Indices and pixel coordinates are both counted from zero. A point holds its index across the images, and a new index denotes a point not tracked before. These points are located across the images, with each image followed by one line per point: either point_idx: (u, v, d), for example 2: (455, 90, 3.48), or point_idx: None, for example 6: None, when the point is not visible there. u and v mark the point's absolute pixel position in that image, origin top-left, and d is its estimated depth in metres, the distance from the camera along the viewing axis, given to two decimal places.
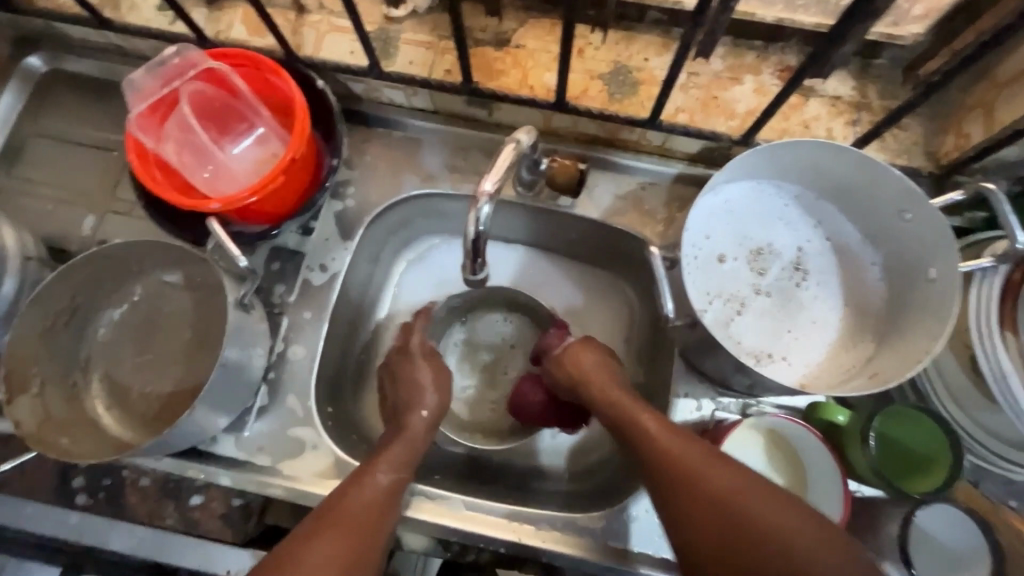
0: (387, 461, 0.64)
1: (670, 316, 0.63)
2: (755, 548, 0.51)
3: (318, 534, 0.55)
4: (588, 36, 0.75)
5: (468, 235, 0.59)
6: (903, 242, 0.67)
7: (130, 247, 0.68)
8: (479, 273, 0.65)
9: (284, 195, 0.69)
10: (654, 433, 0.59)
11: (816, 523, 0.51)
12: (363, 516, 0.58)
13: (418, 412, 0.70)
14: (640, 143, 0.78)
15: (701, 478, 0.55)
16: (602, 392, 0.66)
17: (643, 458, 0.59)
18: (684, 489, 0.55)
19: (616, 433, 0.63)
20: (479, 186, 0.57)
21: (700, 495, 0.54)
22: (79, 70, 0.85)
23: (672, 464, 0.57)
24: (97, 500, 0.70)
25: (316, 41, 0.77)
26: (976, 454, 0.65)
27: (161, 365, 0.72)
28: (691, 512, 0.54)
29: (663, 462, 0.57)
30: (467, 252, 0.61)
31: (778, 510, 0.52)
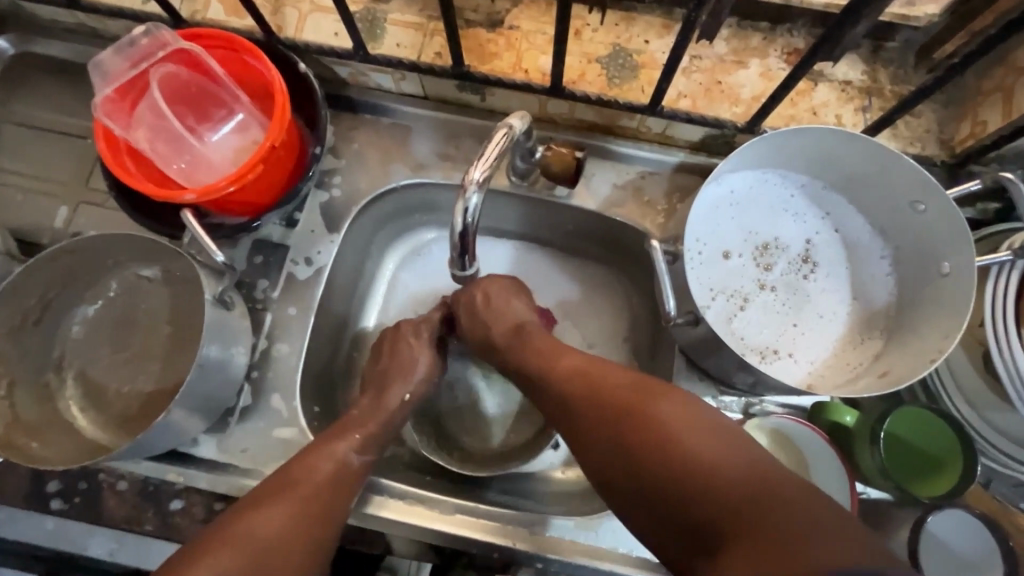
0: (362, 442, 0.62)
1: (672, 314, 0.60)
2: (657, 453, 0.47)
3: (269, 503, 0.53)
4: (586, 16, 0.71)
5: (457, 229, 0.56)
6: (916, 234, 0.64)
7: (103, 241, 0.65)
8: (470, 269, 0.61)
9: (264, 186, 0.65)
10: (575, 369, 0.58)
11: (728, 432, 0.48)
12: (318, 484, 0.56)
13: (400, 393, 0.69)
14: (639, 131, 0.74)
15: (615, 396, 0.53)
16: (522, 337, 0.65)
17: (563, 388, 0.57)
18: (597, 412, 0.53)
19: (537, 378, 0.61)
20: (469, 175, 0.54)
21: (619, 416, 0.51)
22: (49, 53, 0.80)
23: (589, 389, 0.55)
24: (73, 504, 0.66)
25: (299, 22, 0.73)
26: (988, 456, 0.62)
27: (138, 363, 0.69)
28: (605, 438, 0.52)
29: (585, 392, 0.55)
30: (456, 244, 0.58)
31: (691, 420, 0.48)
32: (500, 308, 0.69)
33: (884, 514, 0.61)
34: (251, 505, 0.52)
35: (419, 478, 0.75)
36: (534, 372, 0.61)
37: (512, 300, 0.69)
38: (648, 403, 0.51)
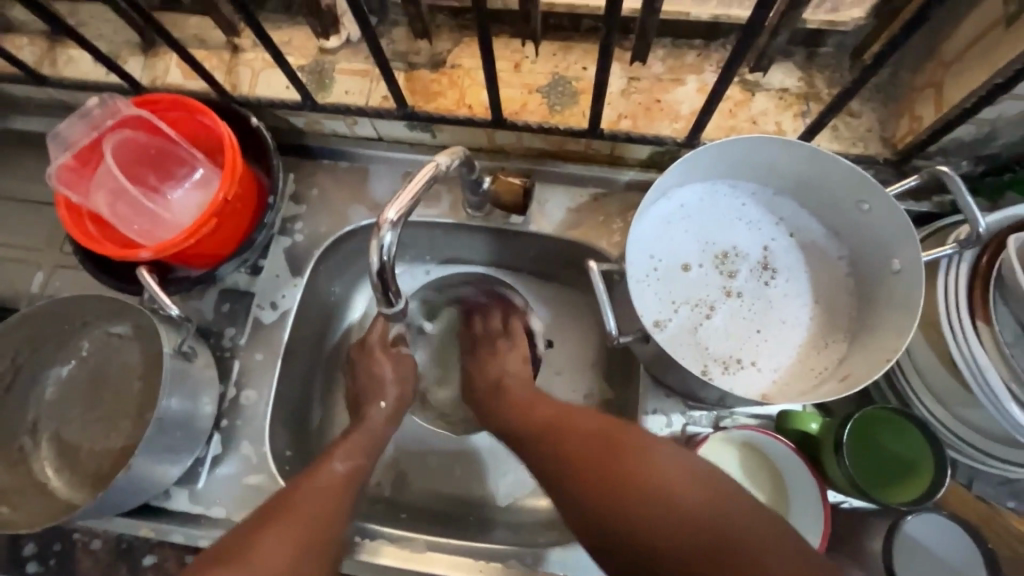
0: (345, 450, 0.63)
1: (615, 333, 0.59)
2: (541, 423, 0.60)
3: (271, 528, 0.53)
4: (523, 50, 0.73)
5: (373, 266, 0.56)
6: (868, 229, 0.63)
7: (69, 303, 0.67)
8: (396, 304, 0.62)
9: (221, 237, 0.68)
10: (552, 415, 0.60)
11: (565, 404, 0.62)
12: (316, 507, 0.56)
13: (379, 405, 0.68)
14: (589, 154, 0.76)
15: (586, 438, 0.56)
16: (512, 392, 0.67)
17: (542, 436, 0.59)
18: (567, 450, 0.55)
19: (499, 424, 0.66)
20: (382, 214, 0.55)
21: (584, 455, 0.54)
22: (25, 128, 0.85)
23: (563, 436, 0.57)
24: (48, 566, 0.66)
25: (251, 79, 0.76)
26: (971, 458, 0.60)
27: (111, 419, 0.70)
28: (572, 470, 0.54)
29: (562, 436, 0.57)
30: (377, 284, 0.58)
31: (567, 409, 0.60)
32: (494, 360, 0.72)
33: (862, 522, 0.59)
34: (250, 534, 0.52)
35: (395, 516, 0.75)
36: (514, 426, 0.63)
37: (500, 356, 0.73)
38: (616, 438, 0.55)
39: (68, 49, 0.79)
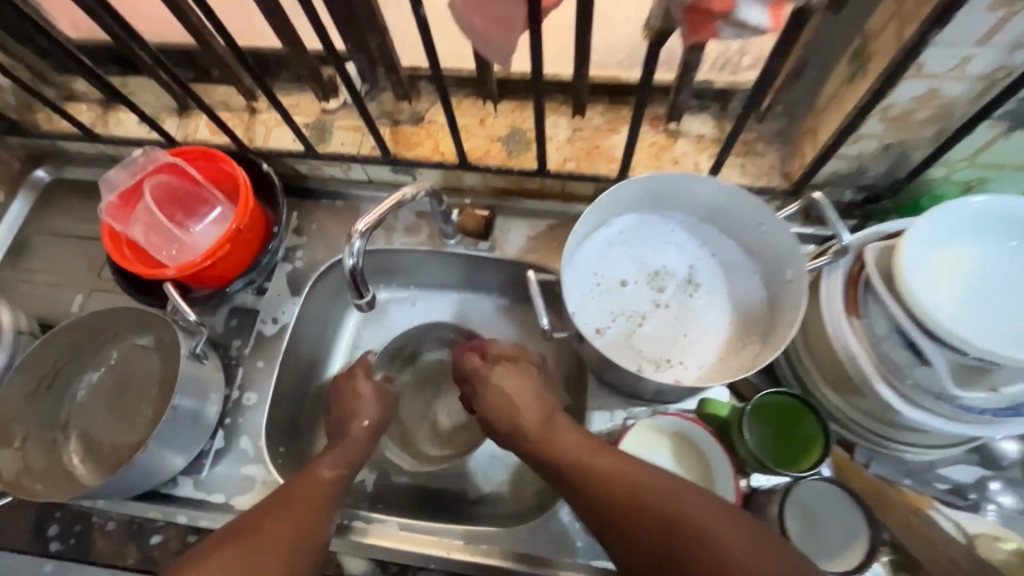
0: (332, 458, 0.72)
1: (546, 328, 0.72)
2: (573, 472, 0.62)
3: (268, 523, 0.63)
4: (487, 107, 0.88)
5: (346, 267, 0.70)
6: (771, 248, 0.76)
7: (105, 315, 0.80)
8: (365, 298, 0.75)
9: (233, 260, 0.82)
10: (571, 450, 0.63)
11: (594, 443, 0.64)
12: (308, 506, 0.66)
13: (359, 417, 0.79)
14: (544, 191, 0.90)
15: (619, 483, 0.59)
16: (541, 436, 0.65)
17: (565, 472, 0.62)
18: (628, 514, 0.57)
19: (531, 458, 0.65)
20: (354, 226, 0.68)
21: (623, 499, 0.58)
22: (77, 178, 1.02)
23: (599, 480, 0.60)
24: (68, 545, 0.75)
25: (265, 134, 0.92)
26: (867, 441, 0.69)
27: (133, 417, 0.82)
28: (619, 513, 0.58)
29: (598, 478, 0.60)
30: (350, 284, 0.72)
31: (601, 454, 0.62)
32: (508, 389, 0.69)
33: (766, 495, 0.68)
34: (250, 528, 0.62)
35: (373, 506, 0.84)
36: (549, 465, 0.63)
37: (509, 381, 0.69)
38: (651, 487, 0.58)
39: (118, 113, 0.96)
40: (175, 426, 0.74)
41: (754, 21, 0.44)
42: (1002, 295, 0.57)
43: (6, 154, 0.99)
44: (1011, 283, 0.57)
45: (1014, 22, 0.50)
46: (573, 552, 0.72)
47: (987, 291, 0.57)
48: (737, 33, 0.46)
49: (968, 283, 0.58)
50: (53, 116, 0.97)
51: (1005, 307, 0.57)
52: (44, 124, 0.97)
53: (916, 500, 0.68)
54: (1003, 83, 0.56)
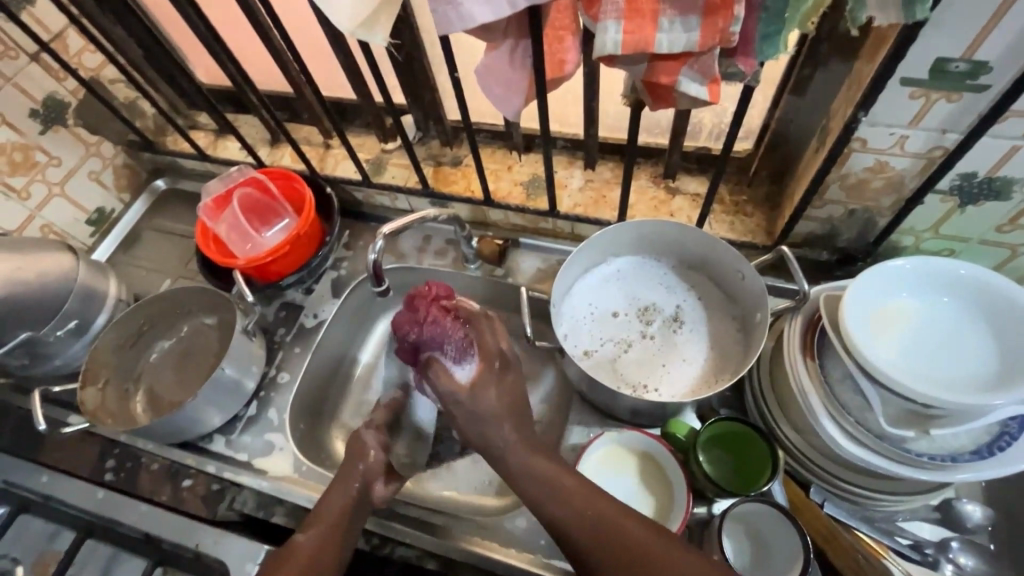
0: (314, 518, 0.73)
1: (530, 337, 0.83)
2: (586, 519, 0.64)
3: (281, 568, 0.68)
4: (515, 157, 1.04)
5: (369, 261, 0.85)
6: (747, 295, 0.84)
7: (186, 292, 0.99)
8: (382, 287, 0.89)
9: (290, 260, 0.99)
10: (572, 485, 0.66)
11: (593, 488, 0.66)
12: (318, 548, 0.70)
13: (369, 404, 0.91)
14: (556, 231, 1.03)
15: (612, 538, 0.62)
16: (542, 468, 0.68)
17: (550, 500, 0.66)
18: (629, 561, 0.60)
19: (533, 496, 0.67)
20: (380, 229, 0.83)
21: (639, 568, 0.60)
22: (186, 189, 1.27)
23: (606, 530, 0.63)
24: (120, 477, 0.90)
25: (334, 165, 1.12)
26: (823, 480, 0.72)
27: (189, 380, 0.98)
28: (595, 551, 0.62)
29: (634, 552, 0.61)
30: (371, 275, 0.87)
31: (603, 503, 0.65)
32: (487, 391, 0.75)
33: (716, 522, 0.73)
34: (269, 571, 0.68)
35: None
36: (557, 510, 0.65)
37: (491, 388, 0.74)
38: (643, 539, 0.61)
39: (226, 141, 1.21)
40: (219, 389, 0.89)
41: (694, 93, 0.55)
42: (936, 344, 0.63)
43: (137, 165, 1.25)
44: (943, 335, 0.63)
45: (934, 110, 0.60)
46: (535, 547, 0.79)
47: (923, 340, 0.63)
48: (688, 103, 0.58)
49: (906, 333, 0.64)
50: (178, 139, 1.23)
51: (939, 357, 0.62)
52: (171, 145, 1.23)
53: (873, 547, 0.69)
54: (940, 161, 0.64)
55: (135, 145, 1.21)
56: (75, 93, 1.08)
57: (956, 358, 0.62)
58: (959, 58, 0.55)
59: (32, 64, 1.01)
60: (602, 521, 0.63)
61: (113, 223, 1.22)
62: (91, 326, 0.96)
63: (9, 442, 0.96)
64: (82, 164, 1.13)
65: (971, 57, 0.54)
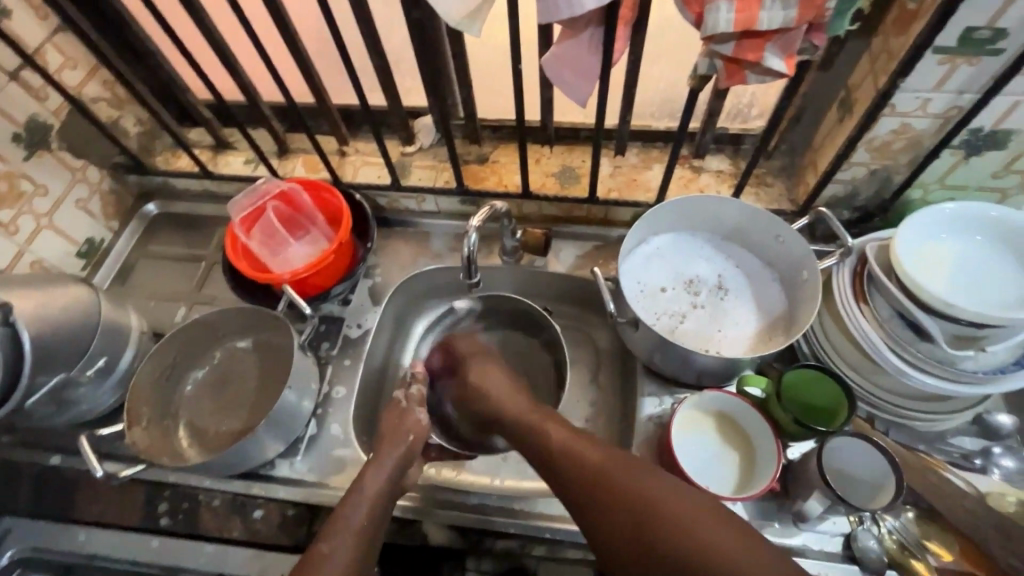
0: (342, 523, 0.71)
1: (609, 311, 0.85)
2: (549, 451, 0.73)
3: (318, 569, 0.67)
4: (542, 150, 1.07)
5: (465, 254, 0.87)
6: (786, 257, 0.91)
7: (222, 316, 0.92)
8: (475, 278, 0.92)
9: (332, 271, 0.96)
10: (539, 424, 0.77)
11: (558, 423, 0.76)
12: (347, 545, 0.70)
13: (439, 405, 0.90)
14: (589, 218, 1.07)
15: (566, 460, 0.70)
16: (519, 418, 0.80)
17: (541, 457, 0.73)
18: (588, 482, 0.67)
19: (519, 438, 0.78)
20: (469, 223, 0.85)
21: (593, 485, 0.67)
22: (180, 211, 1.18)
23: (563, 455, 0.71)
24: (177, 520, 0.83)
25: (354, 171, 1.09)
26: (884, 411, 0.81)
27: (234, 408, 0.92)
28: (558, 476, 0.70)
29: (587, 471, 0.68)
30: (465, 263, 0.89)
31: (562, 434, 0.73)
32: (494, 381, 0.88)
33: (795, 463, 0.79)
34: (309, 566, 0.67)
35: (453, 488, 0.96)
36: (532, 444, 0.75)
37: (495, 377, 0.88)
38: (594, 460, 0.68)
39: (227, 156, 1.14)
40: (282, 410, 0.84)
41: (776, 67, 0.60)
42: (975, 275, 0.73)
43: (123, 190, 1.15)
44: (978, 266, 0.73)
45: (958, 73, 0.70)
46: None
47: (964, 273, 0.73)
48: (761, 77, 0.64)
49: (948, 269, 0.73)
50: (171, 158, 1.15)
51: (979, 285, 0.72)
52: (162, 164, 1.14)
53: (934, 463, 0.78)
54: (956, 119, 0.75)
55: (122, 168, 1.11)
56: (58, 113, 0.98)
57: (994, 284, 0.72)
58: (984, 27, 0.64)
59: (10, 83, 0.91)
60: (560, 452, 0.71)
61: (103, 255, 1.12)
62: (118, 365, 0.88)
63: (33, 504, 0.86)
64: (68, 192, 1.03)
65: (995, 25, 0.64)
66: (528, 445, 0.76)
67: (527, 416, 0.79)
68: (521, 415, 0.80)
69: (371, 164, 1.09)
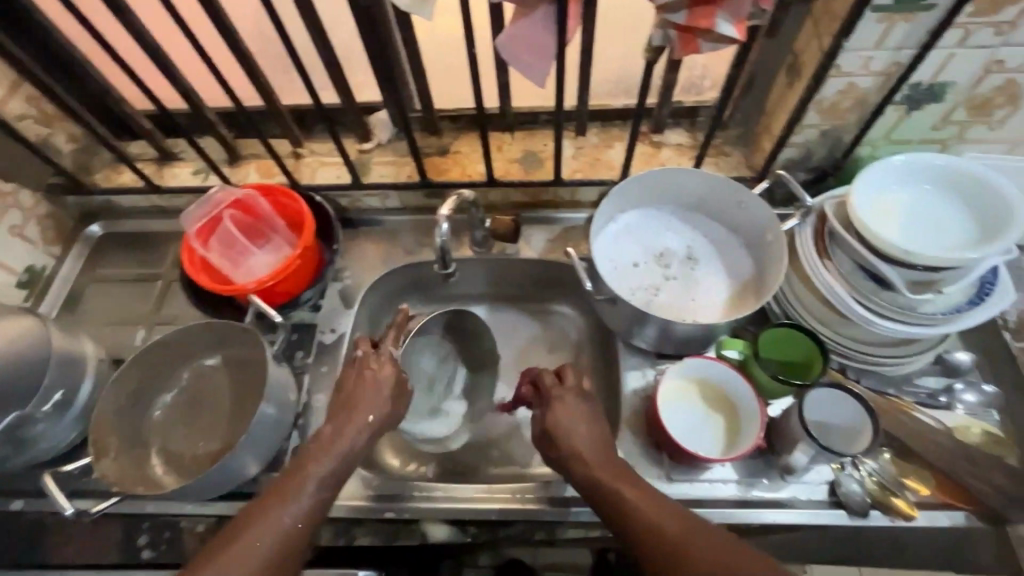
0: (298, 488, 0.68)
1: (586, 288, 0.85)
2: (609, 497, 0.66)
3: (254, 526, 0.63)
4: (503, 136, 1.06)
5: (437, 245, 0.86)
6: (750, 223, 0.94)
7: (186, 334, 0.88)
8: (450, 269, 0.91)
9: (299, 276, 0.93)
10: (601, 464, 0.69)
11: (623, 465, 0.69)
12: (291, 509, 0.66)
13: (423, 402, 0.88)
14: (556, 202, 1.07)
15: (632, 510, 0.64)
16: (581, 456, 0.70)
17: (604, 502, 0.67)
18: (652, 546, 0.61)
19: (580, 475, 0.70)
20: (438, 212, 0.83)
21: (660, 547, 0.60)
22: (128, 230, 1.12)
23: (626, 510, 0.64)
24: (159, 550, 0.79)
25: (312, 173, 1.05)
26: (855, 360, 0.84)
27: (209, 428, 0.88)
28: (622, 525, 0.64)
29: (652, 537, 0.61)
30: (438, 254, 0.88)
31: (627, 482, 0.66)
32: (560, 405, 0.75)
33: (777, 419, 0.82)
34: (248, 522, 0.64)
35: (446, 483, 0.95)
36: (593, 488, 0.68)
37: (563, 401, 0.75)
38: (661, 521, 0.61)
39: (174, 168, 1.08)
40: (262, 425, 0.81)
41: (727, 33, 0.61)
42: (928, 221, 0.76)
43: (62, 212, 1.08)
44: (929, 212, 0.77)
45: (895, 31, 0.73)
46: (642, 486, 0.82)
47: (916, 220, 0.76)
48: (714, 45, 0.65)
49: (902, 218, 0.77)
50: (111, 174, 1.08)
51: (932, 230, 0.76)
52: (103, 182, 1.08)
53: (904, 405, 0.82)
54: (897, 75, 0.78)
55: (58, 189, 1.04)
56: None
57: (945, 229, 0.76)
58: None
59: None
60: (625, 503, 0.65)
61: (47, 283, 1.05)
62: (77, 397, 0.83)
63: None
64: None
65: None
66: (588, 487, 0.69)
67: (589, 456, 0.70)
68: (583, 449, 0.71)
69: (329, 164, 1.06)
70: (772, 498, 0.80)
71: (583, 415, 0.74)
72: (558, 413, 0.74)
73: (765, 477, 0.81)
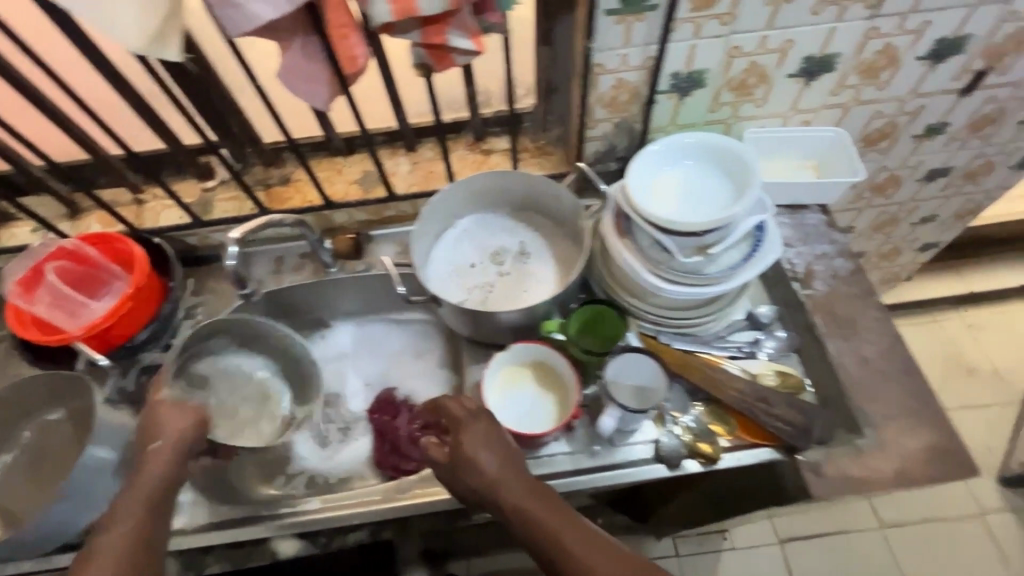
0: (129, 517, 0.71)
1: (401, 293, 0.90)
2: (534, 530, 0.69)
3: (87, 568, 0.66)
4: (342, 160, 1.11)
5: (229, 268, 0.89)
6: (568, 214, 1.02)
7: (16, 390, 0.88)
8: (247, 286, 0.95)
9: (135, 317, 0.94)
10: (523, 498, 0.70)
11: (547, 496, 0.72)
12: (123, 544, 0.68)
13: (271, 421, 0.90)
14: (400, 216, 1.13)
15: (559, 542, 0.67)
16: (500, 489, 0.71)
17: (530, 534, 0.69)
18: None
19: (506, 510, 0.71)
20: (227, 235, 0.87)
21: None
22: None
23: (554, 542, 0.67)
24: None
25: (154, 217, 1.07)
26: (664, 326, 0.92)
27: (50, 480, 0.87)
28: (546, 555, 0.67)
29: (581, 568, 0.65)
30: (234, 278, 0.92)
31: (551, 515, 0.69)
32: (472, 437, 0.74)
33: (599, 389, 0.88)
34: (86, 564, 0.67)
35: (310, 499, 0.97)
36: (518, 523, 0.70)
37: (472, 431, 0.75)
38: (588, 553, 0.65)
39: (11, 228, 1.08)
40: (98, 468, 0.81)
41: (462, 47, 0.69)
42: (691, 192, 0.86)
43: None
44: (692, 184, 0.86)
45: (635, 30, 0.82)
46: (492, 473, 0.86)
47: (681, 192, 0.86)
48: (461, 58, 0.72)
49: (669, 192, 0.86)
50: None
51: (694, 200, 0.85)
52: None
53: (712, 360, 0.90)
54: (653, 68, 0.87)
55: None
56: None
57: (706, 197, 0.85)
58: None
59: None
60: (550, 537, 0.68)
61: None
62: None
63: None
64: None
65: None
66: (515, 520, 0.70)
67: (507, 489, 0.71)
68: (503, 484, 0.71)
69: (171, 206, 1.08)
70: (600, 463, 0.86)
71: (495, 447, 0.74)
72: (471, 448, 0.73)
73: (595, 445, 0.87)
